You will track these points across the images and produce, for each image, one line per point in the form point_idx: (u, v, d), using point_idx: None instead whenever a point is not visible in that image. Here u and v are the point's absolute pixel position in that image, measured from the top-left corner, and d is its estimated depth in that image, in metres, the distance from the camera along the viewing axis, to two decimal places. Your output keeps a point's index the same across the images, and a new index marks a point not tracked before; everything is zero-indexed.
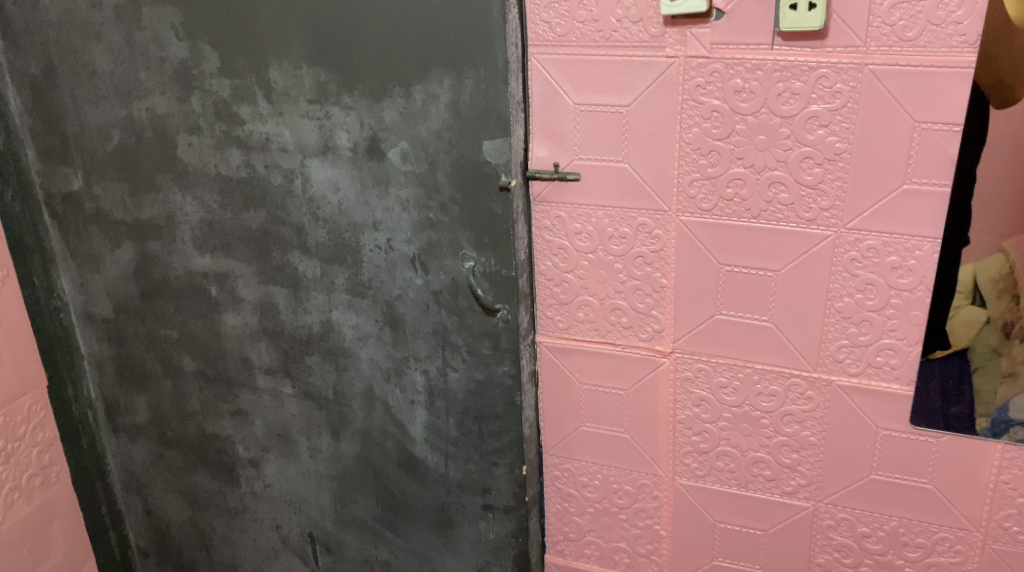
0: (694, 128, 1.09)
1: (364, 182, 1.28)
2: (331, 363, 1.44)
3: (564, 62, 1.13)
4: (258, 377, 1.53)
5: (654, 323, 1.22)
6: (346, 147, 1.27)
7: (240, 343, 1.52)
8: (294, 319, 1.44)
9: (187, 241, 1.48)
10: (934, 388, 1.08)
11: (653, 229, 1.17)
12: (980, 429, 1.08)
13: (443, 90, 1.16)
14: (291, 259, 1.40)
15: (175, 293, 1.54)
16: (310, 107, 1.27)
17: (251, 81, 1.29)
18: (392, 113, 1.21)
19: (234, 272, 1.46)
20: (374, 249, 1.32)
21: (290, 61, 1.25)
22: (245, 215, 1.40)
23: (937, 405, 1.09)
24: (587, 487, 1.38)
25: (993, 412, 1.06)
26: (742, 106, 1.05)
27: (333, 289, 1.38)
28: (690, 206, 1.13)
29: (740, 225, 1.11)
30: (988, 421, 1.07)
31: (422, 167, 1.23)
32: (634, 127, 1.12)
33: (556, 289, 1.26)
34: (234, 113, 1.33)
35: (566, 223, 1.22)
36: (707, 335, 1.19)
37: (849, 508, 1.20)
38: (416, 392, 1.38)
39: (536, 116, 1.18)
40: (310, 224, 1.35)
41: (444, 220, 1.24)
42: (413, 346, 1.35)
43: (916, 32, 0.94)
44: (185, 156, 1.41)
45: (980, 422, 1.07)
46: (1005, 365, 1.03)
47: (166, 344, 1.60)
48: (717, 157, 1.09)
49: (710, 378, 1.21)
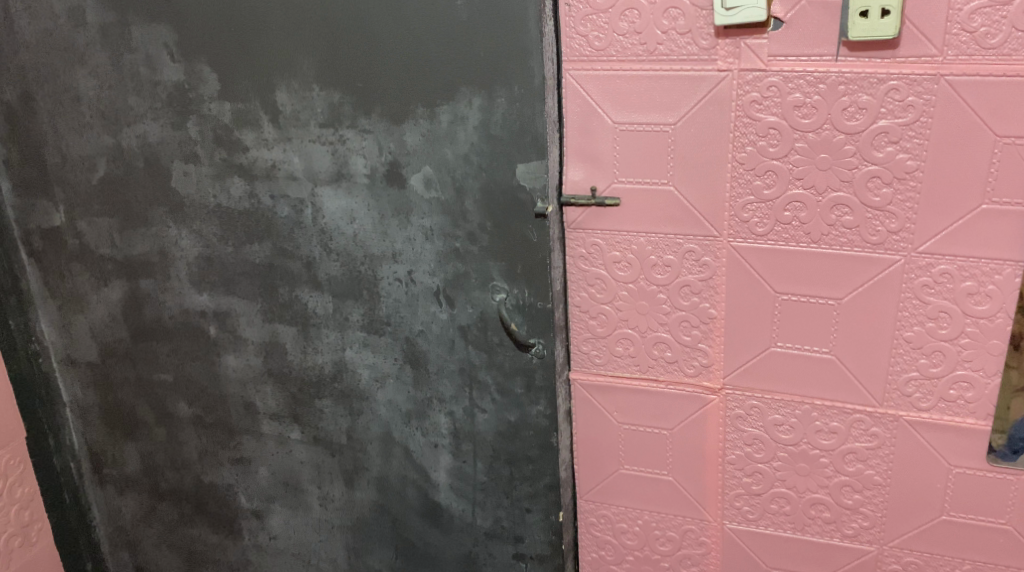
0: (748, 147, 1.01)
1: (383, 212, 1.18)
2: (344, 406, 1.33)
3: (604, 78, 1.05)
4: (262, 423, 1.42)
5: (702, 357, 1.13)
6: (362, 174, 1.18)
7: (243, 387, 1.41)
8: (304, 360, 1.34)
9: (184, 278, 1.37)
10: (973, 409, 1.02)
11: (701, 255, 1.08)
12: (994, 447, 1.03)
13: (472, 111, 1.07)
14: (300, 295, 1.29)
15: (170, 334, 1.43)
16: (321, 132, 1.18)
17: (255, 105, 1.20)
18: (413, 135, 1.12)
19: (237, 310, 1.35)
20: (393, 283, 1.22)
21: (300, 82, 1.16)
22: (249, 249, 1.30)
23: (981, 428, 1.03)
24: (626, 534, 1.28)
25: (1009, 429, 1.02)
26: (802, 122, 0.98)
27: (346, 326, 1.28)
28: (743, 231, 1.05)
29: (799, 252, 1.03)
30: (1005, 438, 1.02)
31: (448, 194, 1.13)
32: (682, 147, 1.04)
33: (592, 322, 1.17)
34: (236, 139, 1.24)
35: (603, 251, 1.13)
36: (761, 368, 1.10)
37: (917, 551, 1.12)
38: (440, 436, 1.28)
39: (571, 137, 1.09)
40: (321, 256, 1.25)
41: (471, 249, 1.15)
42: (437, 387, 1.25)
43: (1000, 39, 0.88)
44: (182, 187, 1.31)
45: (994, 439, 1.02)
46: (1016, 380, 0.99)
47: (159, 389, 1.48)
48: (775, 178, 1.01)
49: (764, 415, 1.13)
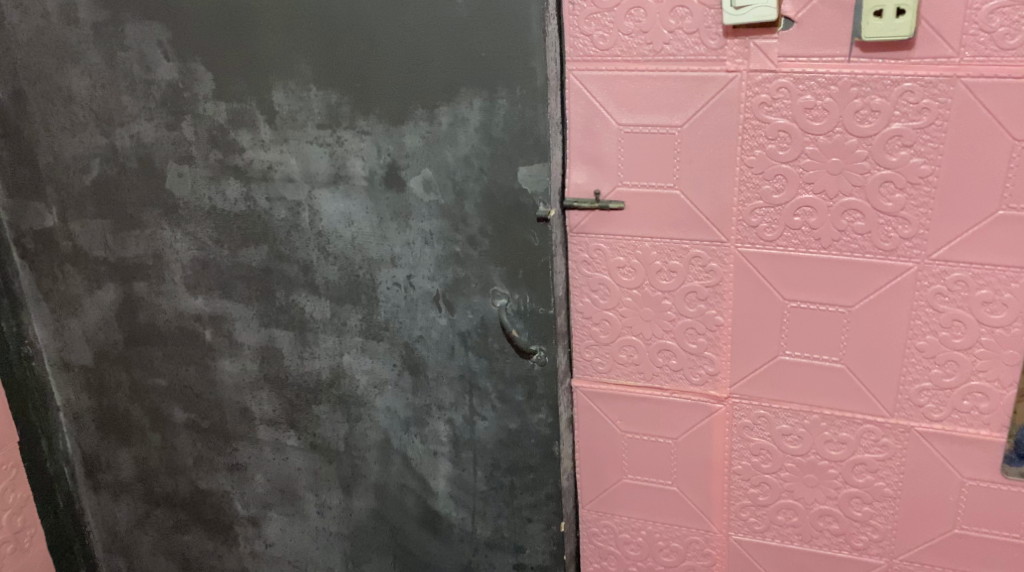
0: (757, 150, 0.99)
1: (382, 215, 1.16)
2: (342, 413, 1.31)
3: (608, 78, 1.02)
4: (259, 429, 1.39)
5: (708, 365, 1.10)
6: (361, 176, 1.15)
7: (239, 393, 1.38)
8: (301, 365, 1.31)
9: (178, 282, 1.35)
10: (987, 420, 1.00)
11: (708, 261, 1.05)
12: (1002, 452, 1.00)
13: (473, 112, 1.05)
14: (296, 299, 1.27)
15: (165, 338, 1.40)
16: (319, 133, 1.15)
17: (251, 105, 1.17)
18: (413, 137, 1.09)
19: (232, 314, 1.33)
20: (392, 287, 1.19)
21: (297, 82, 1.13)
22: (244, 252, 1.28)
23: (996, 439, 1.00)
24: (629, 545, 1.26)
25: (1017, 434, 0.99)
26: (813, 125, 0.95)
27: (344, 331, 1.25)
28: (751, 236, 1.02)
29: (809, 258, 1.01)
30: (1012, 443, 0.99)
31: (448, 197, 1.11)
32: (688, 149, 1.01)
33: (595, 329, 1.14)
34: (232, 140, 1.21)
35: (607, 256, 1.10)
36: (769, 377, 1.08)
37: (927, 565, 1.10)
38: (439, 444, 1.25)
39: (574, 139, 1.06)
40: (319, 260, 1.23)
41: (471, 253, 1.12)
42: (437, 393, 1.22)
43: (1018, 39, 0.86)
44: (176, 189, 1.28)
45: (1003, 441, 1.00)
46: None
47: (154, 394, 1.46)
48: (784, 182, 0.99)
49: (771, 425, 1.10)
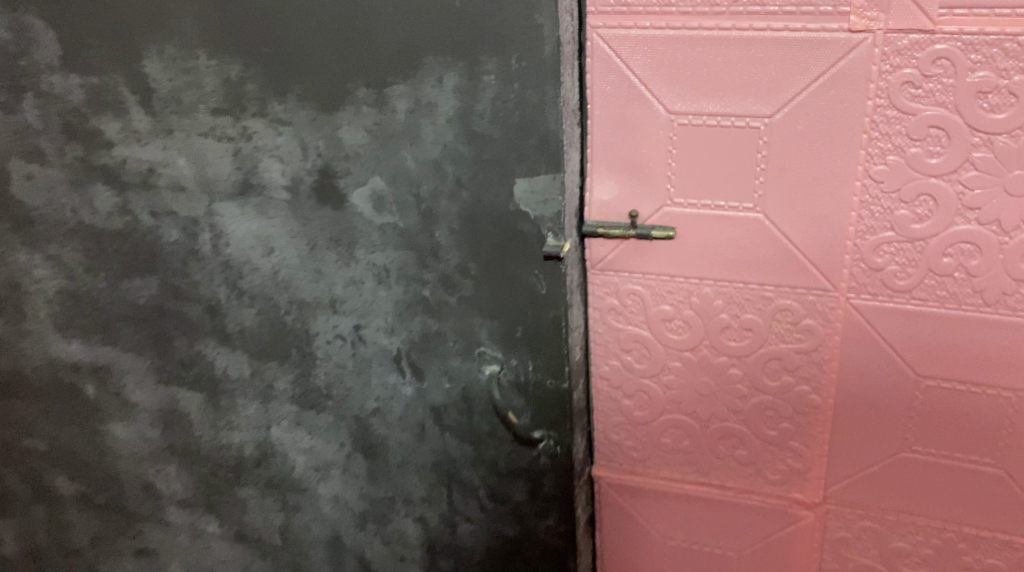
0: (890, 156, 0.63)
1: (313, 241, 0.79)
2: (275, 499, 0.96)
3: (654, 41, 0.65)
4: (169, 510, 1.04)
5: (793, 460, 0.77)
6: (280, 185, 0.78)
7: (138, 465, 1.02)
8: (216, 438, 0.96)
9: (45, 320, 0.95)
10: None
11: (802, 317, 0.71)
12: None
13: (445, 96, 0.68)
14: (202, 351, 0.91)
15: (36, 392, 1.01)
16: (215, 122, 0.77)
17: (117, 80, 0.79)
18: (353, 130, 0.72)
19: (120, 366, 0.96)
20: (333, 341, 0.84)
21: (179, 46, 0.75)
22: (128, 284, 0.90)
23: None
24: None
25: None
26: (988, 119, 0.60)
27: (270, 396, 0.90)
28: (872, 284, 0.68)
29: (961, 320, 0.66)
30: None
31: (410, 219, 0.74)
32: (779, 153, 0.65)
33: (627, 403, 0.80)
34: (94, 130, 0.82)
35: (647, 306, 0.75)
36: (881, 479, 0.75)
37: None
38: (409, 547, 0.92)
39: (599, 135, 0.70)
40: (229, 301, 0.86)
41: (448, 301, 0.77)
42: (403, 484, 0.88)
43: None
44: (26, 195, 0.88)
45: None
46: None
47: (32, 459, 1.07)
48: (931, 206, 0.63)
49: (881, 541, 0.78)
